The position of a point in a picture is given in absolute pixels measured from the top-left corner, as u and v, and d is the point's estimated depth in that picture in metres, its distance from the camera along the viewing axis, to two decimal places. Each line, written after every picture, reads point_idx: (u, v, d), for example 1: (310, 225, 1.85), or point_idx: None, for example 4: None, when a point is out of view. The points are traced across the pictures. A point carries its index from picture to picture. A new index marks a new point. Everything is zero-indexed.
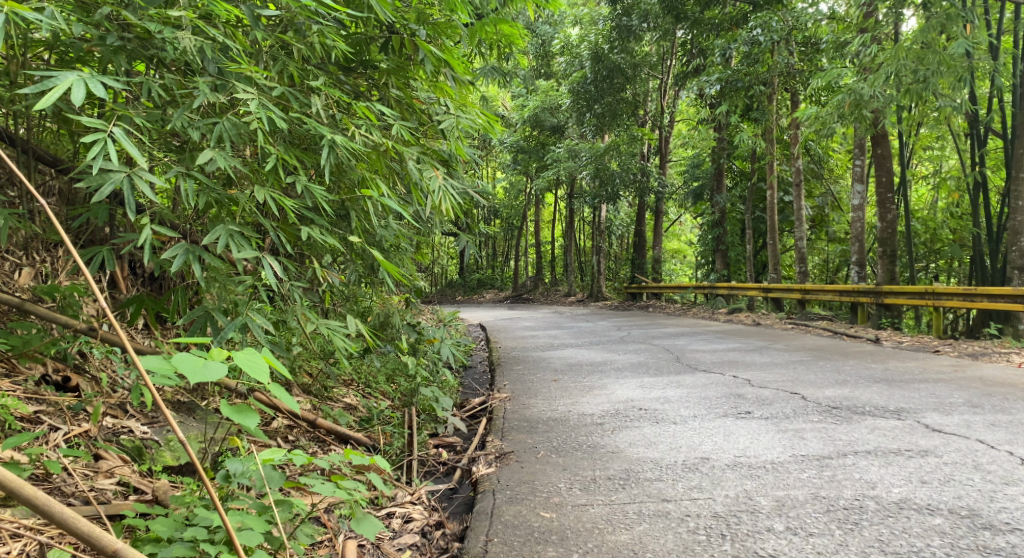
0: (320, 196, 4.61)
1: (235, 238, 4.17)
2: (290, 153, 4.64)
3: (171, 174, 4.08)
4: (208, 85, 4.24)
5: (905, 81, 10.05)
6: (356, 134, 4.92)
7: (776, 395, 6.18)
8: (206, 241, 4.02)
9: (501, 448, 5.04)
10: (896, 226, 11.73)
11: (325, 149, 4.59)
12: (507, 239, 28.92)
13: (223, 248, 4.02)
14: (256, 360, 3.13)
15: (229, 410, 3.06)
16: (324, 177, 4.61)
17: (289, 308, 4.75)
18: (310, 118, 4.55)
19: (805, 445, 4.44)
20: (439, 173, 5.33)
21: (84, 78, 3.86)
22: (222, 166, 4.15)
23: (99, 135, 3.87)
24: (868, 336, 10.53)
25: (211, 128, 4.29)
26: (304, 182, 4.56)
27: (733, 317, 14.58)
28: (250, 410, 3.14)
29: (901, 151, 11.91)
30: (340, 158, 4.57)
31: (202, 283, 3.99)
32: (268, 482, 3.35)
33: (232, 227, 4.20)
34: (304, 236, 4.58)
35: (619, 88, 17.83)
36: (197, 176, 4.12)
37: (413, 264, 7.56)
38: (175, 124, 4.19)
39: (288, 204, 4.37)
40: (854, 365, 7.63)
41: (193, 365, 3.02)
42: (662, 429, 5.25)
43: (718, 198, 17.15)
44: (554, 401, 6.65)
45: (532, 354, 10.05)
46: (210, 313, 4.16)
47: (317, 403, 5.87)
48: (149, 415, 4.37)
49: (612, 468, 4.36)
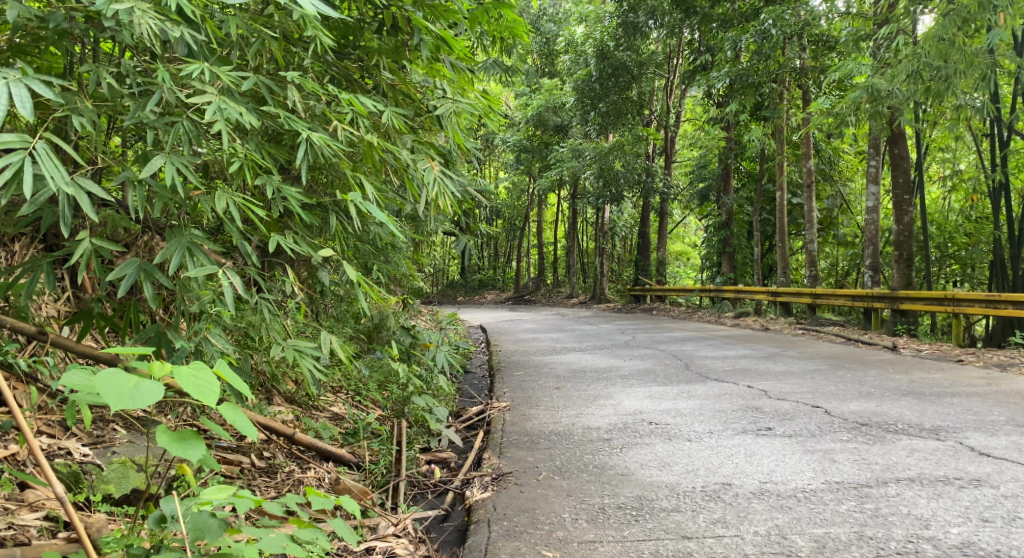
0: (296, 198, 4.15)
1: (193, 252, 3.73)
2: (262, 150, 4.19)
3: (117, 181, 3.64)
4: (167, 77, 3.78)
5: (925, 77, 9.52)
6: (339, 126, 4.47)
7: (797, 408, 5.72)
8: (158, 258, 3.60)
9: (498, 468, 4.58)
10: (914, 229, 11.23)
11: (301, 147, 4.13)
12: (509, 239, 28.43)
13: (180, 268, 3.61)
14: (198, 379, 2.75)
15: (169, 438, 2.67)
16: (300, 177, 4.16)
17: (259, 321, 4.34)
18: (284, 113, 4.10)
19: (837, 470, 3.97)
20: (435, 165, 4.87)
21: (10, 82, 3.43)
22: (175, 174, 3.70)
23: (16, 154, 3.38)
24: (884, 343, 10.05)
25: (168, 125, 3.84)
26: (277, 184, 4.12)
27: (740, 322, 14.11)
28: (195, 436, 2.73)
29: (919, 151, 11.42)
30: (318, 159, 4.10)
31: (153, 305, 3.60)
32: (203, 533, 2.93)
33: (191, 237, 3.75)
34: (275, 247, 4.12)
35: (624, 87, 17.32)
36: (146, 183, 3.68)
37: (409, 266, 7.10)
38: (126, 123, 3.73)
39: (254, 211, 3.91)
40: (877, 375, 7.15)
41: (121, 387, 2.66)
42: (675, 447, 4.80)
43: (726, 199, 16.67)
44: (557, 413, 6.18)
45: (533, 359, 9.58)
46: (165, 331, 3.72)
47: (300, 415, 5.42)
48: (95, 433, 3.92)
49: (623, 495, 3.88)
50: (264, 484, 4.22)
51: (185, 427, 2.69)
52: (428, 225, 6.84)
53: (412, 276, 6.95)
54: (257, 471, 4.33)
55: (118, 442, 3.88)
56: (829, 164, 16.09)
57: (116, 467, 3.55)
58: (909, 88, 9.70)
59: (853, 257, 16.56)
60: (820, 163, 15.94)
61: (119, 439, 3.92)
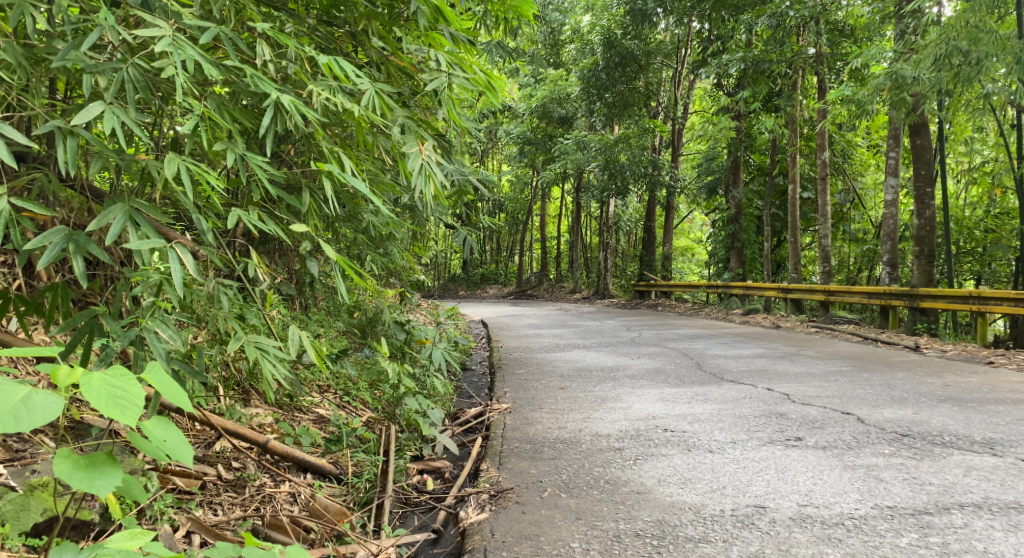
0: (261, 169, 3.63)
1: (136, 221, 3.33)
2: (225, 111, 3.67)
3: (43, 130, 3.18)
4: (109, 13, 3.26)
5: (954, 63, 8.81)
6: (315, 91, 3.92)
7: (826, 415, 5.21)
8: (90, 227, 3.18)
9: (498, 484, 4.07)
10: (936, 224, 10.64)
11: (269, 112, 3.60)
12: (512, 233, 27.90)
13: (114, 234, 3.19)
14: (118, 398, 2.63)
15: (72, 467, 2.63)
16: (267, 146, 3.64)
17: (212, 312, 3.89)
18: (250, 70, 3.56)
19: (886, 489, 3.49)
20: (427, 145, 4.33)
21: None
22: (113, 124, 3.22)
23: None
24: (905, 343, 9.53)
25: (110, 71, 3.33)
26: (242, 152, 3.63)
27: (749, 319, 13.59)
28: (106, 460, 2.69)
29: (941, 141, 10.76)
30: (289, 126, 3.57)
31: (84, 279, 3.18)
32: None
33: (134, 206, 3.35)
34: (235, 222, 3.59)
35: (631, 77, 16.74)
36: (79, 134, 3.22)
37: (407, 258, 6.59)
38: (58, 65, 3.22)
39: (211, 177, 3.42)
40: (907, 378, 6.64)
41: (12, 405, 2.59)
42: (695, 459, 4.31)
43: (735, 192, 16.14)
44: (562, 417, 5.67)
45: (536, 356, 9.07)
46: (99, 319, 3.28)
47: (280, 418, 4.93)
48: (16, 447, 3.40)
49: (641, 519, 3.41)
50: (229, 503, 3.73)
51: (91, 454, 2.66)
52: (425, 215, 6.31)
53: (408, 267, 6.42)
54: (223, 485, 3.84)
55: (41, 458, 3.36)
56: (842, 157, 15.48)
57: (16, 497, 3.05)
58: (935, 74, 9.03)
59: (868, 253, 16.00)
60: (834, 155, 15.36)
61: (43, 455, 3.39)
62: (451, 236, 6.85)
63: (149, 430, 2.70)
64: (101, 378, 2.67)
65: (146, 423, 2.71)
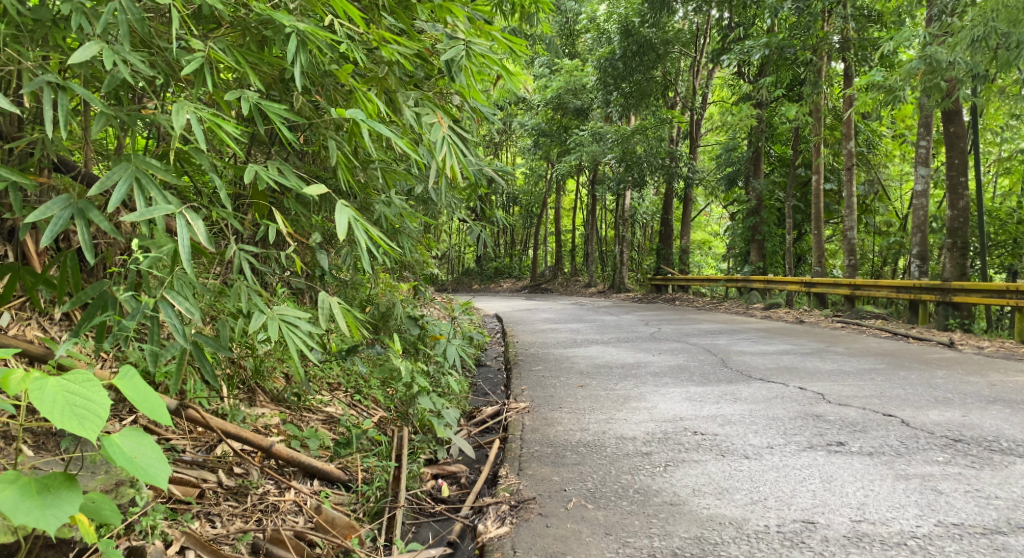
0: (277, 112, 3.50)
1: (143, 185, 3.21)
2: (235, 54, 3.51)
3: (34, 88, 3.06)
4: None
5: (991, 46, 8.46)
6: (339, 24, 3.67)
7: (867, 417, 4.90)
8: (94, 193, 3.08)
9: (518, 493, 3.77)
10: (969, 215, 10.24)
11: (289, 45, 3.41)
12: (526, 227, 27.54)
13: (118, 200, 3.06)
14: (78, 409, 2.56)
15: (25, 496, 2.56)
16: (288, 85, 3.47)
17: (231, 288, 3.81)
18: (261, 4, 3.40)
19: (946, 503, 3.30)
20: (443, 121, 4.06)
21: None
22: (112, 64, 3.10)
23: None
24: (938, 340, 9.16)
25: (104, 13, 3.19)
26: (255, 99, 3.52)
27: (771, 314, 13.23)
28: (61, 483, 2.62)
29: (975, 130, 10.36)
30: (311, 65, 3.47)
31: (90, 250, 3.08)
32: None
33: (140, 164, 3.23)
34: (249, 172, 3.51)
35: (649, 67, 16.33)
36: (74, 88, 3.08)
37: (422, 251, 6.31)
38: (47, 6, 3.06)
39: (225, 125, 3.32)
40: (949, 377, 6.31)
41: None
42: (731, 466, 3.99)
43: (756, 183, 15.76)
44: (583, 417, 5.37)
45: (553, 352, 8.77)
46: (110, 290, 3.28)
47: (287, 419, 4.65)
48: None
49: (676, 536, 3.21)
50: (229, 514, 3.44)
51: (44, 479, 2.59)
52: (440, 207, 6.04)
53: (422, 261, 6.14)
54: (224, 493, 3.56)
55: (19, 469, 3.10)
56: (867, 147, 15.07)
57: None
58: (972, 59, 8.65)
59: (894, 246, 15.59)
60: (858, 145, 14.95)
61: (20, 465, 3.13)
62: (466, 229, 6.59)
63: (117, 447, 2.57)
64: (58, 384, 2.59)
65: (116, 436, 2.60)
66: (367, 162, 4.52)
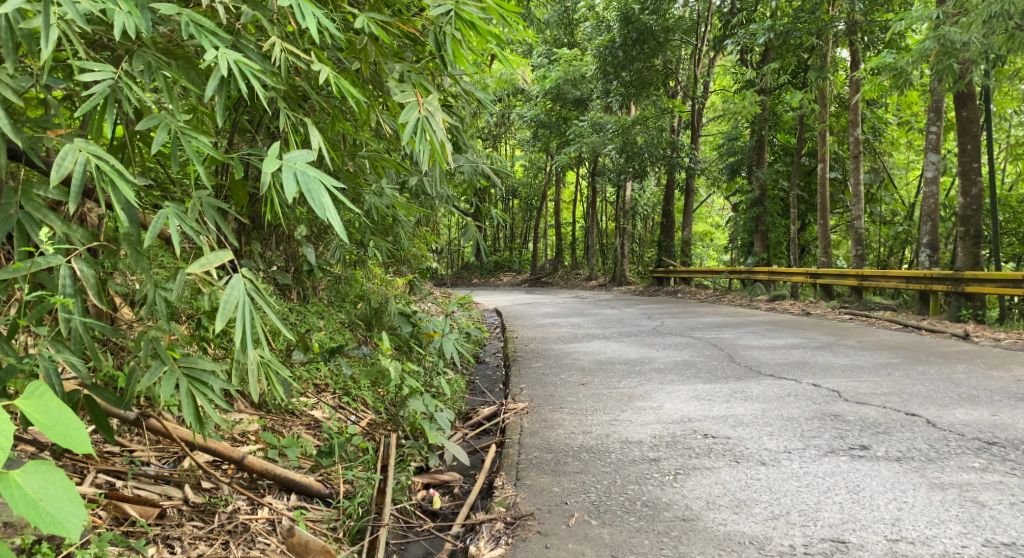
0: (205, 150, 2.97)
1: (25, 226, 2.70)
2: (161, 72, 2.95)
3: None
4: None
5: (1008, 25, 8.08)
6: (280, 46, 3.25)
7: (889, 416, 4.56)
8: None
9: (515, 506, 3.46)
10: (983, 202, 9.86)
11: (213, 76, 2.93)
12: (526, 220, 27.18)
13: None
14: None
15: None
16: (211, 113, 2.94)
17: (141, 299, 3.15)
18: (188, 19, 2.93)
19: (992, 518, 3.04)
20: (422, 101, 3.60)
21: None
22: None
23: None
24: (954, 331, 8.82)
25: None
26: (176, 129, 2.96)
27: (776, 306, 12.89)
28: None
29: (989, 114, 9.98)
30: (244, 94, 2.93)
31: None
32: None
33: (28, 200, 2.72)
34: (162, 224, 2.89)
35: (650, 55, 15.96)
36: None
37: (420, 244, 5.94)
38: None
39: (112, 194, 2.68)
40: (971, 371, 5.97)
41: None
42: (745, 473, 3.68)
43: (760, 172, 15.41)
44: (586, 418, 5.03)
45: (553, 347, 8.43)
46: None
47: (266, 425, 4.31)
48: None
49: None
50: (191, 538, 3.15)
51: None
52: (433, 199, 5.67)
53: (418, 254, 5.79)
54: (190, 513, 3.27)
55: None
56: (874, 135, 14.69)
57: None
58: (988, 38, 8.26)
59: (901, 235, 15.25)
60: (865, 133, 14.58)
61: None
62: (462, 227, 6.17)
63: (18, 486, 2.18)
64: None
65: (17, 474, 2.21)
66: (353, 154, 4.16)
